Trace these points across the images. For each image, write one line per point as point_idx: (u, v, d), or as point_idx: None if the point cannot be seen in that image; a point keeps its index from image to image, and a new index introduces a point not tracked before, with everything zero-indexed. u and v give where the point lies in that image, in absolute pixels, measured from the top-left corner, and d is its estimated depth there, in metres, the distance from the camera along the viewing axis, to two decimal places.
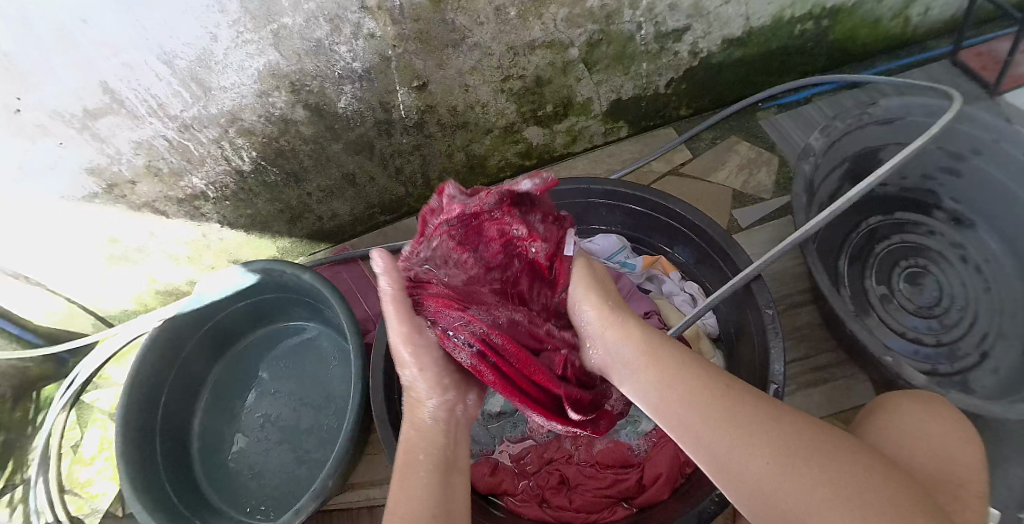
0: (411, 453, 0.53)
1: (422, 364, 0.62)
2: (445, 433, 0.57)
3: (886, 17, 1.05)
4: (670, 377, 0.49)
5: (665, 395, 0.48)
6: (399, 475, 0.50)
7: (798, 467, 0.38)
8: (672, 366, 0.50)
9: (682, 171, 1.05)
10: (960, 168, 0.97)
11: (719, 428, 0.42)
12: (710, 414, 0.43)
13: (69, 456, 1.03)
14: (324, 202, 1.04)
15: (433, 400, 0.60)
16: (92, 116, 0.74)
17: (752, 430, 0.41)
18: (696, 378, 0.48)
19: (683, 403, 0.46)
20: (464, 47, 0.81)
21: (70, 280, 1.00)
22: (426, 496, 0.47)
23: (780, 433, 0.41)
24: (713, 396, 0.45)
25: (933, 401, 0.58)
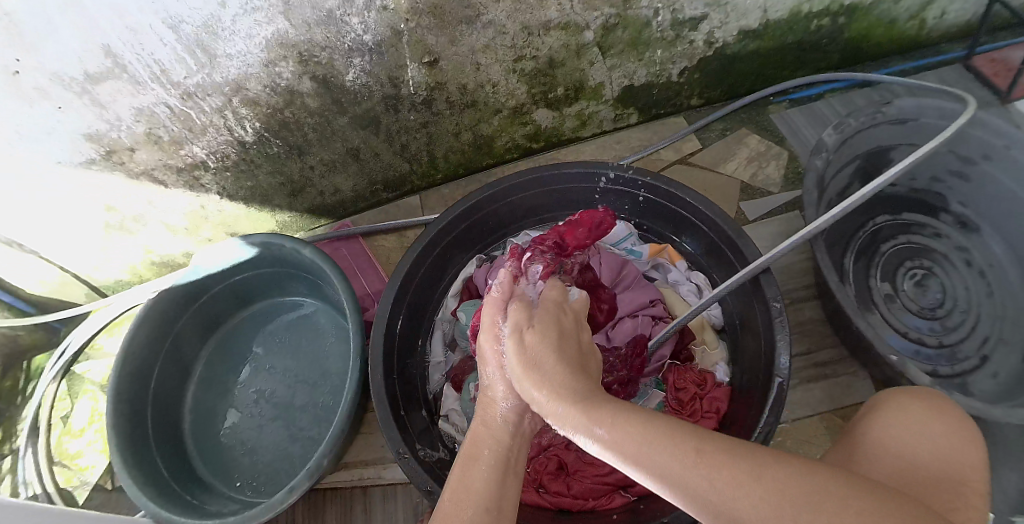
0: (474, 450, 0.48)
1: (503, 361, 0.54)
2: (511, 433, 0.51)
3: (904, 17, 1.04)
4: (636, 438, 0.38)
5: (632, 453, 0.37)
6: (458, 476, 0.46)
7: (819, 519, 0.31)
8: (632, 420, 0.39)
9: (691, 160, 1.04)
10: (969, 172, 0.96)
11: (734, 492, 0.33)
12: (697, 465, 0.35)
13: (58, 428, 1.00)
14: (326, 176, 1.03)
15: (507, 400, 0.52)
16: (94, 80, 0.72)
17: (780, 496, 0.32)
18: (667, 428, 0.38)
19: (666, 466, 0.36)
20: (478, 25, 0.79)
21: (65, 249, 0.99)
22: (494, 494, 0.44)
23: (801, 492, 0.32)
24: (700, 452, 0.35)
25: (931, 398, 0.57)
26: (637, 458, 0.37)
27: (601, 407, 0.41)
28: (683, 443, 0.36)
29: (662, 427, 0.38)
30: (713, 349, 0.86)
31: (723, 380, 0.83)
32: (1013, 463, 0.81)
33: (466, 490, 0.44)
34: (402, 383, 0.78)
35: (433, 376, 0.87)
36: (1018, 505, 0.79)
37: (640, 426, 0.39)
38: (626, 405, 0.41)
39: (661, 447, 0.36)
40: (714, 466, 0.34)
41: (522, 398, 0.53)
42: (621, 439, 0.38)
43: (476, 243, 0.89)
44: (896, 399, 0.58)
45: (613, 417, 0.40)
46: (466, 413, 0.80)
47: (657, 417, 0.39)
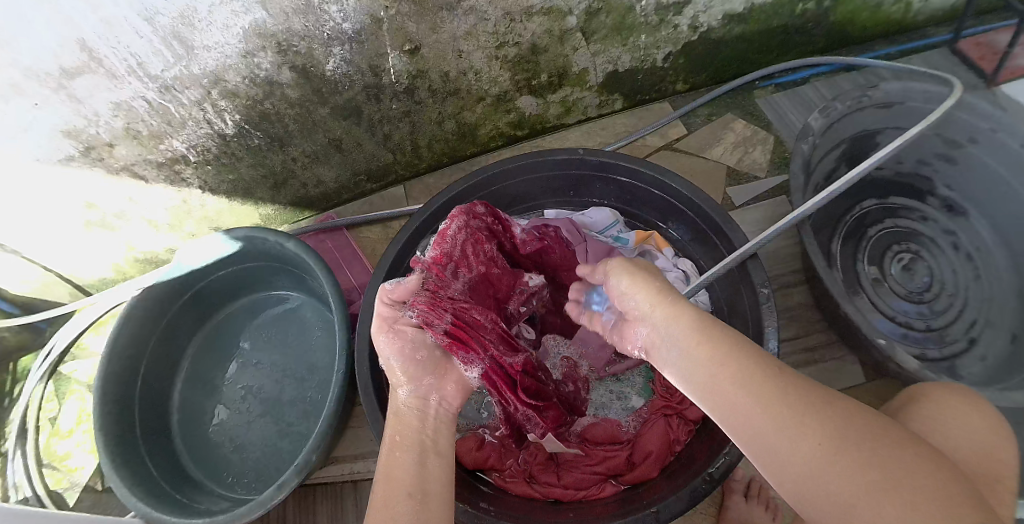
0: (397, 443, 0.49)
1: (399, 349, 0.58)
2: (420, 417, 0.52)
3: (888, 0, 1.03)
4: (725, 369, 0.42)
5: (709, 361, 0.44)
6: (388, 453, 0.48)
7: (845, 452, 0.35)
8: (723, 355, 0.43)
9: (676, 146, 1.04)
10: (956, 156, 0.96)
11: (796, 434, 0.37)
12: (758, 391, 0.40)
13: (46, 430, 0.99)
14: (309, 168, 1.01)
15: (406, 387, 0.56)
16: (68, 75, 0.70)
17: (840, 437, 0.36)
18: (752, 363, 0.42)
19: (741, 403, 0.40)
20: (459, 11, 0.78)
21: (46, 248, 0.97)
22: (409, 481, 0.44)
23: (860, 435, 0.36)
24: (769, 386, 0.40)
25: (969, 394, 0.57)
26: (720, 389, 0.42)
27: (704, 337, 0.46)
28: (764, 383, 0.40)
29: (751, 365, 0.42)
30: None
31: None
32: None
33: (391, 475, 0.45)
34: None
35: None
36: None
37: (731, 359, 0.43)
38: (726, 339, 0.45)
39: (745, 387, 0.41)
40: (786, 408, 0.38)
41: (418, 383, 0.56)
42: (711, 372, 0.43)
43: None
44: (934, 394, 0.57)
45: (706, 348, 0.45)
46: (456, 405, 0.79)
47: (746, 354, 0.43)
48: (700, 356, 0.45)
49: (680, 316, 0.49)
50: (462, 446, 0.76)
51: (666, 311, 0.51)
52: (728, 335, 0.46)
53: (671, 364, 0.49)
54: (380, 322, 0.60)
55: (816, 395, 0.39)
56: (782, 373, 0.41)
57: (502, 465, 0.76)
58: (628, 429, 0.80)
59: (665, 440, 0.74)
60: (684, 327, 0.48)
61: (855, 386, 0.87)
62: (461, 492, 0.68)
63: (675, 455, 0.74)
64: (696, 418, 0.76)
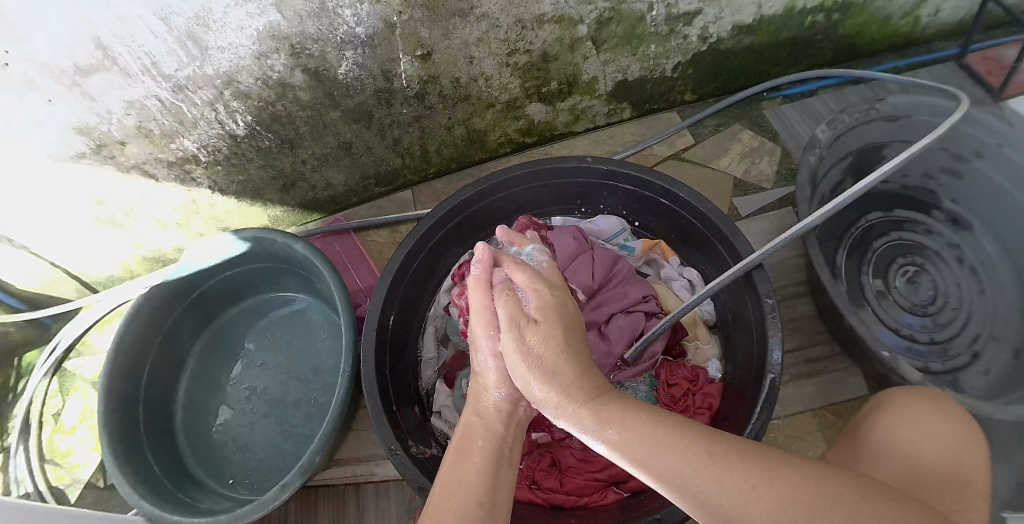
0: (465, 448, 0.51)
1: (498, 350, 0.57)
2: (504, 423, 0.55)
3: (897, 15, 1.04)
4: (658, 452, 0.41)
5: (642, 459, 0.42)
6: (455, 459, 0.50)
7: (807, 518, 0.35)
8: (653, 439, 0.42)
9: (683, 156, 1.04)
10: (962, 170, 0.96)
11: (751, 509, 0.36)
12: (700, 471, 0.39)
13: (49, 425, 1.00)
14: (318, 170, 1.02)
15: (498, 391, 0.56)
16: (83, 72, 0.71)
17: (797, 508, 0.35)
18: (683, 445, 0.41)
19: (689, 482, 0.39)
20: (471, 18, 0.79)
21: (54, 245, 0.98)
22: (479, 486, 0.46)
23: (818, 503, 0.35)
24: (709, 463, 0.39)
25: (940, 398, 0.57)
26: (659, 475, 0.40)
27: (625, 426, 0.44)
28: (702, 461, 0.39)
29: (684, 442, 0.41)
30: (706, 344, 0.85)
31: (716, 376, 0.83)
32: (1003, 458, 0.82)
33: (458, 478, 0.47)
34: (394, 378, 0.77)
35: (424, 373, 0.85)
36: (1011, 501, 0.79)
37: (660, 445, 0.41)
38: (651, 420, 0.44)
39: (687, 467, 0.39)
40: (727, 478, 0.38)
41: (513, 388, 0.56)
42: (645, 459, 0.41)
43: (469, 239, 0.89)
44: (899, 398, 0.58)
45: (635, 431, 0.43)
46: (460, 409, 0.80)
47: (678, 431, 0.42)
48: (628, 441, 0.43)
49: (565, 376, 0.50)
50: None
51: (578, 394, 0.49)
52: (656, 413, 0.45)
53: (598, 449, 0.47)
54: (487, 319, 0.58)
55: (758, 466, 0.38)
56: (716, 443, 0.40)
57: None
58: None
59: None
60: (604, 413, 0.47)
61: (859, 398, 0.87)
62: None
63: None
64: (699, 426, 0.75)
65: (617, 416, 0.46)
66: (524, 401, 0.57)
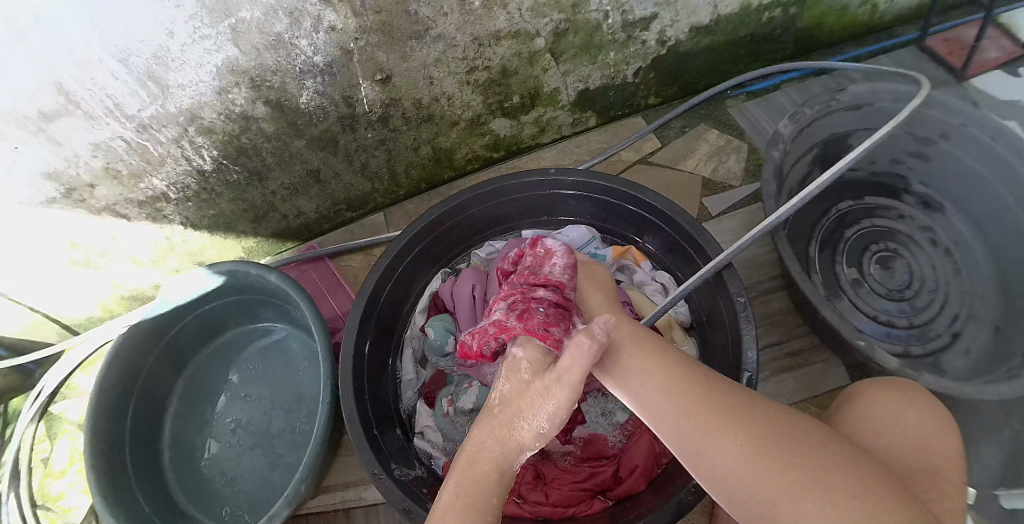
0: (463, 496, 0.50)
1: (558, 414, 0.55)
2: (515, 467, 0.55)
3: (853, 4, 1.05)
4: (666, 387, 0.50)
5: (651, 381, 0.51)
6: (463, 472, 0.52)
7: (764, 452, 0.42)
8: (670, 384, 0.49)
9: (650, 160, 1.05)
10: (928, 152, 0.98)
11: (726, 436, 0.44)
12: (698, 404, 0.47)
13: (39, 471, 1.00)
14: (289, 200, 1.02)
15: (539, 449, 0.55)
16: (46, 118, 0.71)
17: (764, 441, 0.42)
18: (702, 383, 0.49)
19: (683, 411, 0.47)
20: (428, 38, 0.79)
21: (32, 289, 0.98)
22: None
23: (786, 442, 0.42)
24: (712, 401, 0.46)
25: (908, 389, 0.58)
26: (660, 400, 0.49)
27: (647, 361, 0.54)
28: (698, 402, 0.47)
29: (697, 389, 0.48)
30: (684, 346, 0.85)
31: None
32: (987, 435, 0.82)
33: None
34: (374, 402, 0.77)
35: (405, 394, 0.85)
36: (998, 479, 0.80)
37: (674, 380, 0.50)
38: (677, 367, 0.51)
39: (691, 406, 0.47)
40: (711, 416, 0.45)
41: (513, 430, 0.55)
42: (656, 382, 0.50)
43: (440, 258, 0.89)
44: (869, 391, 0.58)
45: (659, 371, 0.51)
46: (442, 428, 0.79)
47: (688, 379, 0.49)
48: (644, 372, 0.52)
49: (623, 342, 0.57)
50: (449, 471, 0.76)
51: (624, 340, 0.56)
52: (676, 363, 0.52)
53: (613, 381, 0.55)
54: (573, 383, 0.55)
55: (745, 406, 0.46)
56: (722, 393, 0.47)
57: None
58: (615, 443, 0.79)
59: (651, 452, 0.74)
60: (638, 353, 0.54)
61: (841, 387, 0.87)
62: None
63: (662, 467, 0.75)
64: None
65: (641, 353, 0.54)
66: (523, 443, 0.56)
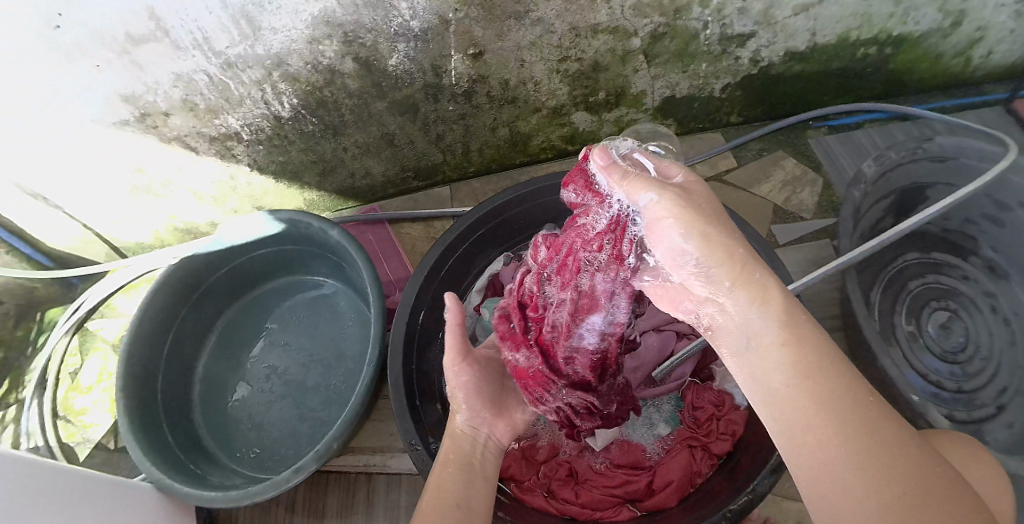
0: (447, 459, 0.58)
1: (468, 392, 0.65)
2: (472, 442, 0.61)
3: (948, 54, 1.01)
4: (811, 392, 0.41)
5: (800, 371, 0.42)
6: (436, 471, 0.56)
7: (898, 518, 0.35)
8: (824, 393, 0.40)
9: (725, 178, 1.04)
10: (1005, 219, 0.91)
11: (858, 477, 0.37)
12: (844, 428, 0.39)
13: (65, 384, 1.01)
14: (358, 159, 1.02)
15: (463, 413, 0.64)
16: (135, 42, 0.72)
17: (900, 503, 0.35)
18: (862, 406, 0.40)
19: (817, 425, 0.40)
20: (527, 21, 0.78)
21: (89, 207, 0.99)
22: (454, 490, 0.52)
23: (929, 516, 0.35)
24: (864, 432, 0.38)
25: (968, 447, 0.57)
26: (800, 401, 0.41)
27: (791, 339, 0.44)
28: (846, 422, 0.39)
29: (858, 409, 0.39)
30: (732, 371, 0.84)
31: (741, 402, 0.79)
32: None
33: (442, 486, 0.53)
34: (420, 373, 0.77)
35: None
36: None
37: (824, 387, 0.41)
38: (837, 371, 0.41)
39: (843, 428, 0.39)
40: (859, 450, 0.38)
41: (476, 413, 0.65)
42: (800, 380, 0.42)
43: (505, 241, 0.88)
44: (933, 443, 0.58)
45: (812, 369, 0.42)
46: None
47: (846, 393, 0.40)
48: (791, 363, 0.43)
49: (767, 303, 0.46)
50: None
51: (774, 308, 0.46)
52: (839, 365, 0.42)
53: (744, 351, 0.47)
54: (455, 355, 0.65)
55: (899, 454, 0.37)
56: (880, 421, 0.39)
57: (521, 477, 0.77)
58: (652, 455, 0.79)
59: (688, 470, 0.74)
60: (790, 335, 0.44)
61: None
62: None
63: (696, 487, 0.74)
64: (720, 453, 0.75)
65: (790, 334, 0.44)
66: (484, 428, 0.64)
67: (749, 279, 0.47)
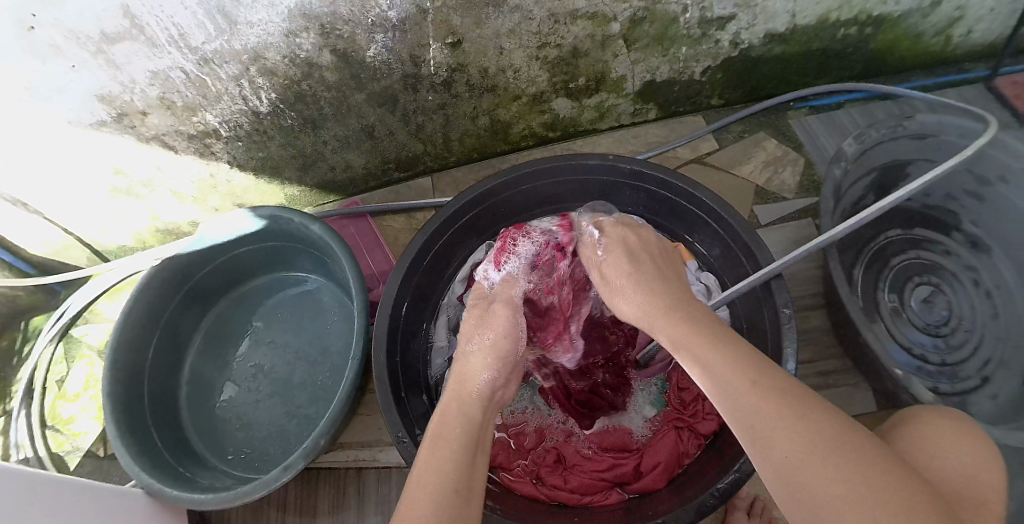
0: (446, 414, 0.49)
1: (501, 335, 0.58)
2: (483, 408, 0.52)
3: (929, 32, 1.01)
4: (733, 391, 0.39)
5: (691, 345, 0.45)
6: (430, 449, 0.45)
7: (822, 462, 0.34)
8: (724, 363, 0.41)
9: (706, 160, 1.05)
10: (985, 194, 0.93)
11: (775, 424, 0.37)
12: (742, 383, 0.39)
13: (52, 392, 0.99)
14: (339, 152, 1.02)
15: (485, 373, 0.54)
16: (110, 41, 0.71)
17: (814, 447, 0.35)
18: (744, 366, 0.41)
19: (728, 385, 0.40)
20: (505, 9, 0.78)
21: (70, 211, 0.98)
22: (452, 468, 0.43)
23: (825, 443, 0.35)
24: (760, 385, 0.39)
25: (964, 422, 0.54)
26: (737, 415, 0.39)
27: (689, 326, 0.47)
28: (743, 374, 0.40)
29: (774, 389, 0.38)
30: None
31: None
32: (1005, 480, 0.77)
33: (435, 463, 0.43)
34: (405, 365, 0.77)
35: (434, 361, 0.85)
36: None
37: (713, 352, 0.43)
38: (742, 358, 0.41)
39: (783, 428, 0.36)
40: (755, 389, 0.39)
41: (499, 374, 0.55)
42: (717, 379, 0.41)
43: (487, 229, 0.87)
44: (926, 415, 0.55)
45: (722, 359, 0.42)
46: None
47: (754, 373, 0.40)
48: (710, 366, 0.42)
49: (671, 322, 0.48)
50: None
51: (669, 320, 0.49)
52: (740, 347, 0.43)
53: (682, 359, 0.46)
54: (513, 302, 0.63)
55: (787, 395, 0.38)
56: (796, 391, 0.38)
57: (509, 465, 0.78)
58: (640, 438, 0.80)
59: (674, 452, 0.74)
60: (696, 340, 0.45)
61: (866, 413, 0.86)
62: None
63: (683, 468, 0.74)
64: (708, 432, 0.74)
65: (685, 335, 0.46)
66: (500, 392, 0.56)
67: (663, 303, 0.51)
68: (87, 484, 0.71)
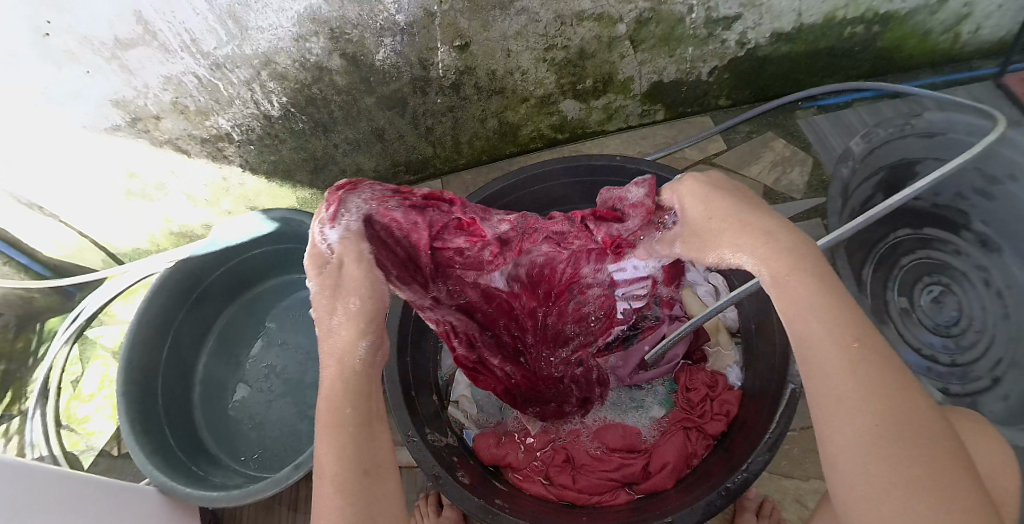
0: (333, 397, 0.46)
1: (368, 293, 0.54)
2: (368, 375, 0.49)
3: (937, 30, 1.01)
4: (829, 356, 0.39)
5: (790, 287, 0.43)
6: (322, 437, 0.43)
7: (892, 446, 0.35)
8: (825, 325, 0.40)
9: (715, 160, 1.05)
10: (994, 192, 0.90)
11: (860, 400, 0.37)
12: (839, 351, 0.39)
13: (67, 392, 1.01)
14: (350, 155, 1.03)
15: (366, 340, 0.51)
16: (123, 46, 0.72)
17: (888, 430, 0.36)
18: (851, 335, 0.40)
19: (822, 347, 0.40)
20: (511, 11, 0.78)
21: (84, 214, 0.99)
22: (360, 450, 0.43)
23: (903, 430, 0.36)
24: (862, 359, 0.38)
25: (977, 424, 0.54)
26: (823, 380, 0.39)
27: (792, 257, 0.44)
28: (849, 343, 0.39)
29: (877, 374, 0.38)
30: (727, 350, 0.86)
31: (736, 382, 0.83)
32: None
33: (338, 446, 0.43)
34: (416, 367, 0.78)
35: (446, 360, 0.87)
36: None
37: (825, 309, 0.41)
38: (850, 327, 0.40)
39: (864, 403, 0.37)
40: (854, 362, 0.38)
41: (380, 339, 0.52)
42: (819, 340, 0.40)
43: None
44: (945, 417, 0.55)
45: (827, 321, 0.40)
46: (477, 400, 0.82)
47: (865, 352, 0.39)
48: (812, 324, 0.41)
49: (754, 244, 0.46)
50: (482, 441, 0.79)
51: (764, 242, 0.46)
52: (858, 324, 0.40)
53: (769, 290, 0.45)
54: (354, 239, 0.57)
55: (883, 376, 0.38)
56: (896, 379, 0.38)
57: (518, 464, 0.78)
58: (647, 438, 0.80)
59: (682, 453, 0.74)
60: (801, 288, 0.42)
61: None
62: (473, 484, 0.69)
63: (692, 469, 0.74)
64: (716, 433, 0.76)
65: (793, 276, 0.43)
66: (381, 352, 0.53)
67: (750, 222, 0.48)
68: (102, 482, 0.73)
